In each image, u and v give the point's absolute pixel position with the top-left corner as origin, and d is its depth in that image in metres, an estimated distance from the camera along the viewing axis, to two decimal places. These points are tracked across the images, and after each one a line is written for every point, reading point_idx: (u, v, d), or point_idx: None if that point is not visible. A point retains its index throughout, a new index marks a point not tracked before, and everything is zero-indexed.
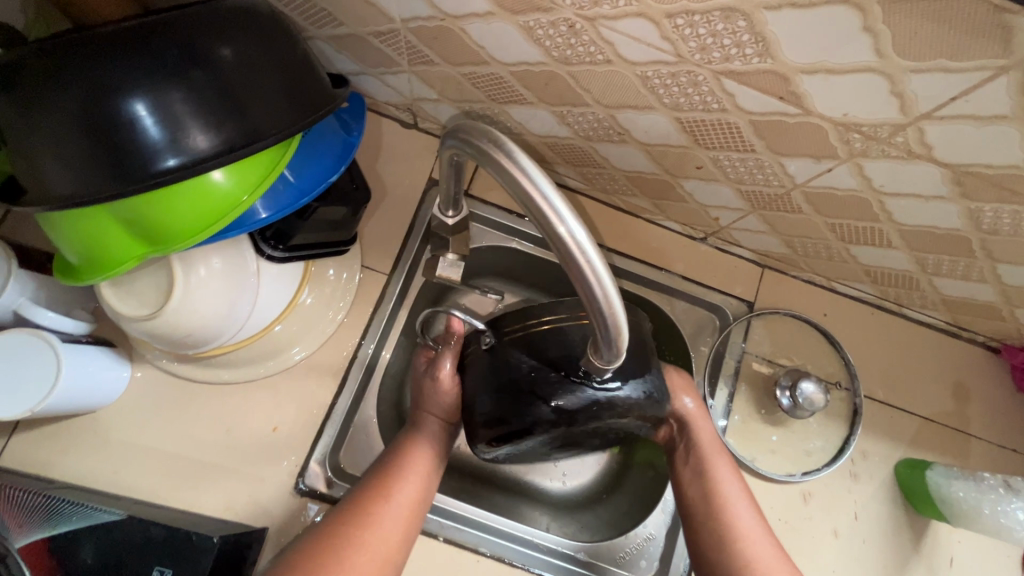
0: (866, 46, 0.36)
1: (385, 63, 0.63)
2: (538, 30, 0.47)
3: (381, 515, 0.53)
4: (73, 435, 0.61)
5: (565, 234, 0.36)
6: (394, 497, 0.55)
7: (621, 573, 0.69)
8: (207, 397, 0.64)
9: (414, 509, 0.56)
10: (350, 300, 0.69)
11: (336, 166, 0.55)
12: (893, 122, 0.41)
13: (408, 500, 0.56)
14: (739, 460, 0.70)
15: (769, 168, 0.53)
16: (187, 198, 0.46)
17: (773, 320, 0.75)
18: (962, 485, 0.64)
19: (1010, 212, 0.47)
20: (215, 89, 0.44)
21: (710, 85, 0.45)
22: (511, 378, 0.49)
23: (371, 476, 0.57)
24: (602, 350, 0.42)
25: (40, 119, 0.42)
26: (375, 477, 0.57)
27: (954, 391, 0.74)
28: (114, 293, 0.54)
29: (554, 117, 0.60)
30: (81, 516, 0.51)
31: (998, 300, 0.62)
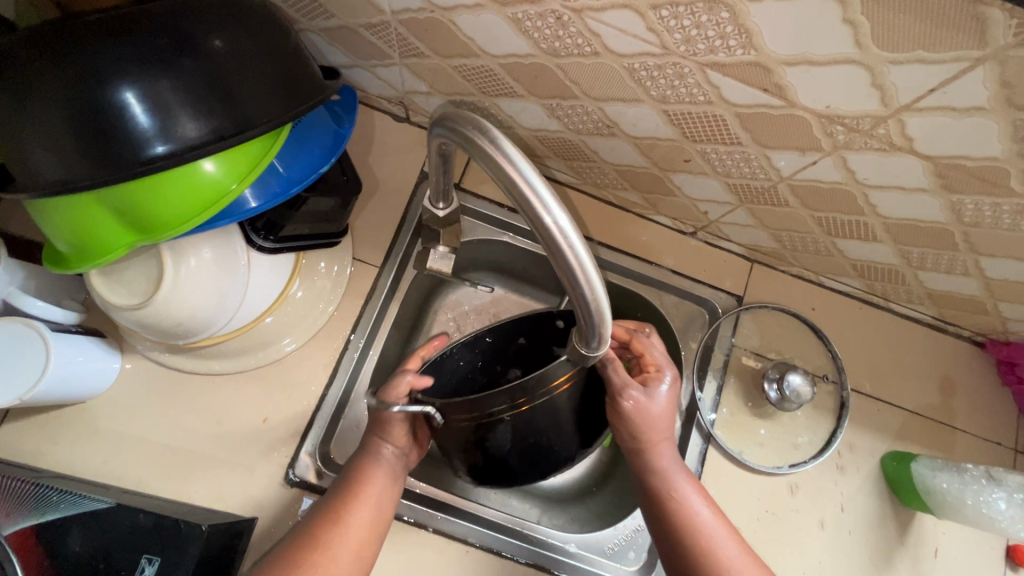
0: (845, 36, 0.36)
1: (376, 56, 0.63)
2: (527, 22, 0.47)
3: (328, 552, 0.52)
4: (63, 425, 0.62)
5: (549, 223, 0.37)
6: (346, 526, 0.53)
7: (610, 565, 0.69)
8: (198, 389, 0.65)
9: (366, 544, 0.54)
10: (340, 293, 0.69)
11: (327, 157, 0.55)
12: (874, 113, 0.42)
13: (357, 533, 0.54)
14: (727, 451, 0.70)
15: (755, 161, 0.54)
16: (177, 188, 0.46)
17: (761, 314, 0.75)
18: (946, 477, 0.65)
19: (992, 205, 0.48)
20: (205, 77, 0.45)
21: (696, 77, 0.45)
22: (483, 448, 0.49)
23: (321, 509, 0.55)
24: (587, 338, 0.42)
25: (29, 106, 0.42)
26: (329, 508, 0.55)
27: (940, 385, 0.75)
28: (103, 282, 0.54)
29: (543, 110, 0.60)
30: (69, 504, 0.51)
31: (981, 294, 0.63)
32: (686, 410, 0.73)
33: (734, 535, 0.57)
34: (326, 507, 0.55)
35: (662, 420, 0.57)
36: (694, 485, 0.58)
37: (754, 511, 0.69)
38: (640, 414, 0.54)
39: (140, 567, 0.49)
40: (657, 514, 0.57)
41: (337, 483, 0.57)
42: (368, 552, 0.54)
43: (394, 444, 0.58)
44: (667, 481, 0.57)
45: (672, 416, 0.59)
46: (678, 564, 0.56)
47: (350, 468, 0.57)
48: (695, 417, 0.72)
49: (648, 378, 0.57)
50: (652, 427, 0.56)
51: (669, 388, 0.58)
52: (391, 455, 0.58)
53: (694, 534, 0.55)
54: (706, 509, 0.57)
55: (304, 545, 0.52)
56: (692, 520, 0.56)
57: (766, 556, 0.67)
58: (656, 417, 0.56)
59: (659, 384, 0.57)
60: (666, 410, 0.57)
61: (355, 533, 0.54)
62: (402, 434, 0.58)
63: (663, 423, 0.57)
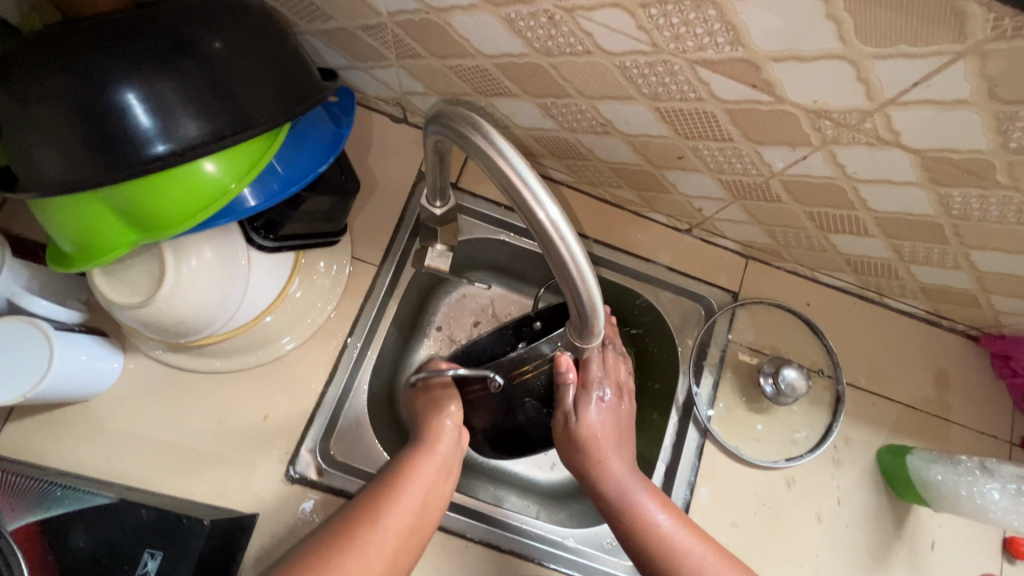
0: (830, 32, 0.37)
1: (373, 57, 0.64)
2: (520, 22, 0.48)
3: (363, 548, 0.52)
4: (67, 424, 0.62)
5: (544, 218, 0.38)
6: (384, 521, 0.54)
7: (609, 559, 0.70)
8: (200, 387, 0.65)
9: (402, 547, 0.54)
10: (340, 292, 0.70)
11: (326, 156, 0.56)
12: (861, 108, 0.43)
13: (396, 529, 0.54)
14: (723, 447, 0.71)
15: (746, 157, 0.54)
16: (179, 188, 0.47)
17: (756, 310, 0.76)
18: (941, 468, 0.65)
19: (980, 197, 0.48)
20: (205, 79, 0.46)
21: (686, 75, 0.46)
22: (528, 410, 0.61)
23: (368, 492, 0.56)
24: (582, 331, 0.44)
25: (33, 108, 0.43)
26: (367, 504, 0.55)
27: (935, 378, 0.75)
28: (106, 281, 0.55)
29: (538, 110, 0.61)
30: (73, 499, 0.52)
31: (973, 287, 0.64)
32: (683, 405, 0.74)
33: (715, 548, 0.57)
34: (374, 490, 0.56)
35: (596, 437, 0.58)
36: (654, 494, 0.59)
37: (751, 505, 0.70)
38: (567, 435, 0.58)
39: (143, 562, 0.50)
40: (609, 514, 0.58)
41: (389, 469, 0.59)
42: (402, 557, 0.54)
43: (454, 422, 0.62)
44: (619, 495, 0.58)
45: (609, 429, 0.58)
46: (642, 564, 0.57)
47: (406, 453, 0.60)
48: (692, 412, 0.73)
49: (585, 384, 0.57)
50: (581, 447, 0.58)
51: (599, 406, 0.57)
52: (448, 443, 0.61)
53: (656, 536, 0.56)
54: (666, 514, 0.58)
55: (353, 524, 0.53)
56: (649, 524, 0.57)
57: (763, 549, 0.68)
58: (587, 438, 0.57)
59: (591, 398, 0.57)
60: (601, 424, 0.58)
61: (394, 530, 0.54)
62: (459, 413, 0.63)
63: (601, 444, 0.58)
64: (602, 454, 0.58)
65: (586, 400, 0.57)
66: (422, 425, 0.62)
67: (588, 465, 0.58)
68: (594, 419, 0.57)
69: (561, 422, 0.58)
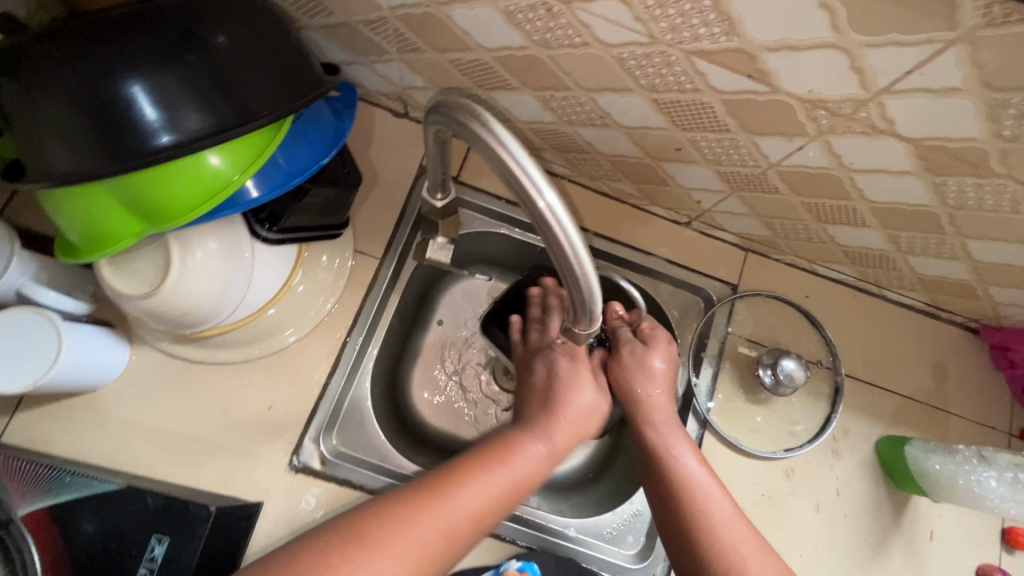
0: (823, 22, 0.38)
1: (374, 51, 0.65)
2: (519, 15, 0.49)
3: (420, 522, 0.45)
4: (74, 413, 0.63)
5: (543, 207, 0.39)
6: (453, 497, 0.47)
7: (610, 549, 0.70)
8: (204, 377, 0.66)
9: (464, 531, 0.47)
10: (342, 284, 0.71)
11: (328, 149, 0.57)
12: (855, 97, 0.43)
13: (463, 511, 0.47)
14: (723, 438, 0.72)
15: (744, 148, 0.55)
16: (183, 178, 0.48)
17: (755, 302, 0.77)
18: (939, 458, 0.66)
19: (974, 186, 0.49)
20: (209, 72, 0.46)
21: (683, 66, 0.47)
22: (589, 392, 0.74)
23: (449, 462, 0.50)
24: (578, 314, 0.46)
25: (41, 100, 0.44)
26: (438, 476, 0.49)
27: (934, 370, 0.76)
28: (112, 271, 0.55)
29: (538, 102, 0.62)
30: (81, 485, 0.53)
31: (971, 278, 0.64)
32: (682, 397, 0.74)
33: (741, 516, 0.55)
34: (466, 455, 0.51)
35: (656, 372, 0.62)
36: (692, 446, 0.59)
37: (751, 495, 0.70)
38: (629, 368, 0.62)
39: (150, 547, 0.51)
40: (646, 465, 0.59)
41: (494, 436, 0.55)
42: (461, 541, 0.46)
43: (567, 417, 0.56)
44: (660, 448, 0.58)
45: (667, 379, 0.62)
46: (677, 536, 0.55)
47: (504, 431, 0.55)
48: (691, 404, 0.73)
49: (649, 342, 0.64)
50: (641, 378, 0.62)
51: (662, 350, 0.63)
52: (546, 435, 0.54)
53: (681, 485, 0.55)
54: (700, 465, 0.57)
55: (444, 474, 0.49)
56: (681, 473, 0.56)
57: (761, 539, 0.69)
58: (647, 372, 0.62)
59: (654, 354, 0.62)
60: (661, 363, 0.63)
61: (462, 509, 0.47)
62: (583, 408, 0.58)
63: (654, 378, 0.62)
64: (651, 395, 0.61)
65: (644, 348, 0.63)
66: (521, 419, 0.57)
67: (636, 394, 0.61)
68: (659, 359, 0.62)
69: (630, 355, 0.62)
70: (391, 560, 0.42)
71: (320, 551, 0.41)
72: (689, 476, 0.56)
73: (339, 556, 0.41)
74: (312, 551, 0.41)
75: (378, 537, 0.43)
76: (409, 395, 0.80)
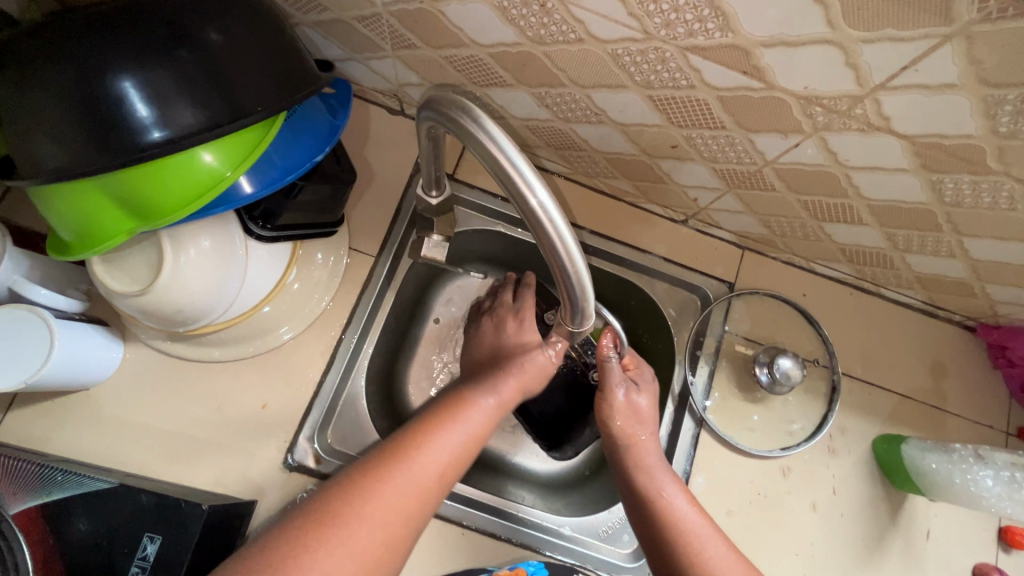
0: (818, 17, 0.37)
1: (369, 48, 0.64)
2: (513, 10, 0.48)
3: (382, 489, 0.45)
4: (68, 411, 0.63)
5: (535, 206, 0.39)
6: (413, 463, 0.48)
7: (605, 547, 0.70)
8: (200, 375, 0.66)
9: (426, 494, 0.47)
10: (338, 281, 0.71)
11: (322, 146, 0.57)
12: (851, 93, 0.43)
13: (425, 476, 0.48)
14: (721, 437, 0.71)
15: (740, 145, 0.55)
16: (173, 175, 0.48)
17: (752, 300, 0.76)
18: (936, 457, 0.66)
19: (971, 183, 0.48)
20: (202, 69, 0.46)
21: (677, 62, 0.46)
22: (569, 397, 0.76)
23: (407, 426, 0.52)
24: (573, 312, 0.46)
25: (33, 97, 0.43)
26: (397, 442, 0.49)
27: (931, 368, 0.76)
28: (105, 269, 0.55)
29: (533, 99, 0.62)
30: (73, 483, 0.53)
31: (968, 277, 0.64)
32: (679, 395, 0.75)
33: (735, 554, 0.55)
34: (421, 419, 0.52)
35: (645, 416, 0.64)
36: (679, 485, 0.60)
37: (746, 494, 0.70)
38: (616, 413, 0.63)
39: (142, 545, 0.51)
40: (635, 507, 0.60)
41: (442, 399, 0.56)
42: (425, 506, 0.47)
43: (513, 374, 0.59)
44: (649, 483, 0.59)
45: (648, 416, 0.65)
46: (666, 564, 0.56)
47: (456, 392, 0.57)
48: (688, 403, 0.73)
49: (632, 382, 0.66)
50: (626, 421, 0.64)
51: (645, 394, 0.65)
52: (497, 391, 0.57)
53: (672, 530, 0.56)
54: (689, 503, 0.58)
55: (399, 446, 0.49)
56: (671, 513, 0.57)
57: (756, 537, 0.69)
58: (637, 416, 0.64)
59: (635, 392, 0.65)
60: (647, 411, 0.65)
61: (423, 472, 0.48)
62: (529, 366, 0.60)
63: (643, 421, 0.64)
64: (637, 435, 0.63)
65: (627, 388, 0.64)
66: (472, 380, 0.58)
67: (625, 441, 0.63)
68: (644, 403, 0.65)
69: (614, 395, 0.64)
70: (356, 528, 0.42)
71: (291, 536, 0.41)
72: (680, 519, 0.57)
73: (311, 536, 0.41)
74: (286, 536, 0.41)
75: (343, 508, 0.43)
76: (405, 394, 0.80)
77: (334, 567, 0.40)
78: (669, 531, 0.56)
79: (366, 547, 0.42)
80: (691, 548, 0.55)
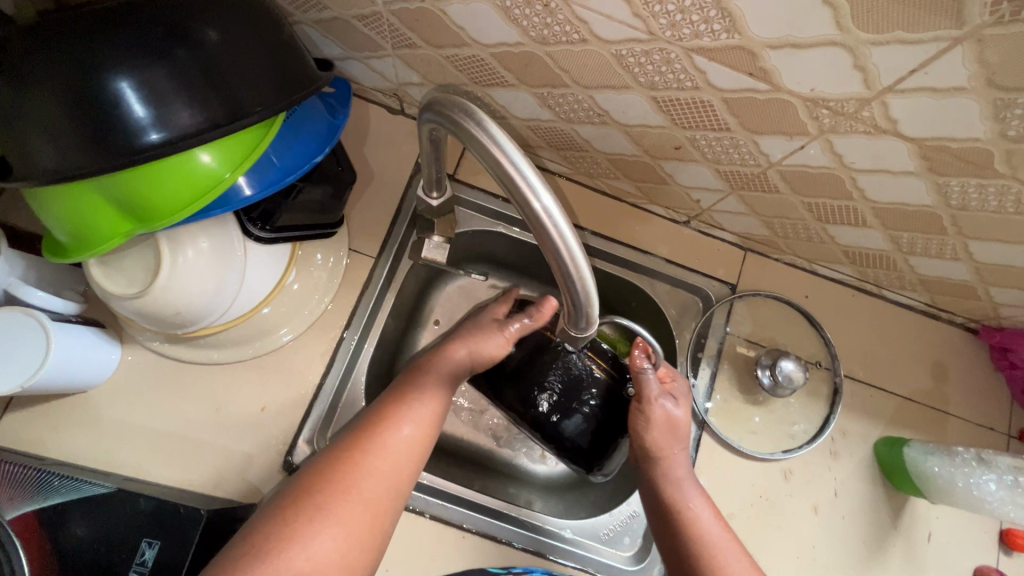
0: (827, 19, 0.37)
1: (369, 47, 0.64)
2: (516, 10, 0.48)
3: (356, 474, 0.51)
4: (64, 414, 0.63)
5: (539, 209, 0.38)
6: (381, 450, 0.54)
7: (606, 550, 0.70)
8: (198, 377, 0.66)
9: (396, 474, 0.54)
10: (338, 283, 0.70)
11: (321, 147, 0.56)
12: (859, 96, 0.43)
13: (391, 458, 0.54)
14: (723, 440, 0.71)
15: (744, 147, 0.54)
16: (172, 176, 0.47)
17: (755, 302, 0.76)
18: (938, 460, 0.66)
19: (978, 186, 0.48)
20: (199, 68, 0.45)
21: (682, 63, 0.46)
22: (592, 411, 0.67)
23: (373, 411, 0.58)
24: (575, 317, 0.45)
25: (27, 98, 0.43)
26: (365, 428, 0.55)
27: (933, 370, 0.75)
28: (102, 271, 0.54)
29: (535, 100, 0.61)
30: (70, 488, 0.52)
31: (972, 279, 0.63)
32: None
33: (751, 566, 0.57)
34: (384, 403, 0.58)
35: (681, 428, 0.65)
36: (704, 495, 0.62)
37: (747, 497, 0.70)
38: (655, 425, 0.64)
39: (141, 550, 0.50)
40: (659, 517, 0.61)
41: (402, 379, 0.62)
42: (397, 483, 0.54)
43: (468, 353, 0.65)
44: (674, 491, 0.61)
45: (682, 428, 0.65)
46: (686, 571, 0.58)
47: (415, 372, 0.63)
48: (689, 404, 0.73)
49: (669, 393, 0.66)
50: (663, 434, 0.64)
51: (682, 404, 0.66)
52: (448, 370, 0.64)
53: (695, 540, 0.58)
54: (712, 515, 0.60)
55: (367, 431, 0.55)
56: (693, 523, 0.59)
57: (757, 540, 0.68)
58: (672, 428, 0.64)
59: (672, 404, 0.65)
60: (682, 421, 0.65)
61: (389, 454, 0.54)
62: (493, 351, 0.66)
63: (676, 434, 0.65)
64: (670, 448, 0.64)
65: (667, 400, 0.65)
66: (429, 361, 0.64)
67: (656, 451, 0.64)
68: (681, 413, 0.65)
69: (655, 408, 0.64)
70: (335, 511, 0.49)
71: (275, 523, 0.47)
72: (703, 531, 0.59)
73: (295, 520, 0.47)
74: (272, 522, 0.47)
75: (320, 496, 0.49)
76: None
77: (320, 545, 0.47)
78: (692, 543, 0.58)
79: (348, 527, 0.49)
80: (712, 559, 0.57)
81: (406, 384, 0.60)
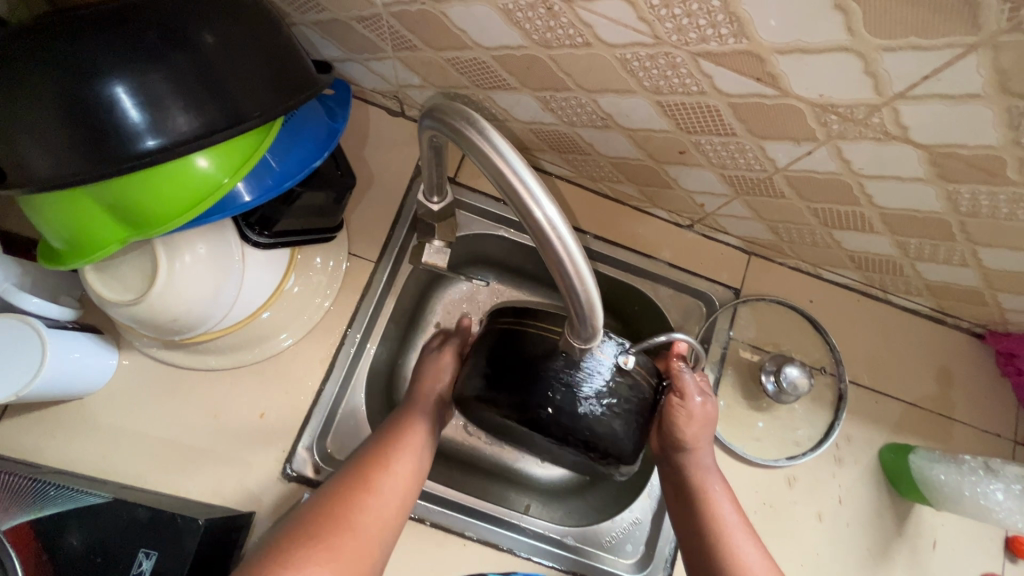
0: (837, 24, 0.36)
1: (369, 49, 0.63)
2: (518, 13, 0.47)
3: (351, 513, 0.52)
4: (61, 421, 0.62)
5: (541, 217, 0.37)
6: (375, 489, 0.55)
7: (609, 557, 0.69)
8: (196, 384, 0.65)
9: (388, 513, 0.54)
10: (337, 287, 0.69)
11: (320, 151, 0.55)
12: (869, 102, 0.42)
13: (385, 497, 0.55)
14: (727, 447, 0.70)
15: (750, 152, 0.53)
16: (169, 182, 0.46)
17: (759, 306, 0.75)
18: (944, 468, 0.65)
19: (989, 193, 0.47)
20: (195, 72, 0.44)
21: (688, 67, 0.45)
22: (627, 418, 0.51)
23: (364, 450, 0.59)
24: (579, 328, 0.44)
25: (19, 104, 0.42)
26: (358, 466, 0.56)
27: (938, 375, 0.75)
28: (98, 278, 0.54)
29: (537, 103, 0.60)
30: (65, 499, 0.51)
31: (979, 285, 0.63)
32: None
33: (768, 561, 0.57)
34: (375, 442, 0.60)
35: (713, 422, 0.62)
36: (726, 488, 0.62)
37: (752, 503, 0.69)
38: (694, 420, 0.60)
39: (137, 561, 0.49)
40: (682, 504, 0.62)
41: (390, 420, 0.63)
42: (389, 522, 0.54)
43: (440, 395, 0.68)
44: (699, 480, 0.61)
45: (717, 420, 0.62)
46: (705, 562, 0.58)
47: (401, 414, 0.64)
48: None
49: (704, 389, 0.62)
50: (699, 429, 0.61)
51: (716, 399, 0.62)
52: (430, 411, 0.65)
53: (716, 534, 0.58)
54: (734, 510, 0.60)
55: (360, 470, 0.56)
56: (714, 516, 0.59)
57: None
58: (705, 423, 0.61)
59: (708, 398, 0.61)
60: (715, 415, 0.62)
61: (382, 493, 0.55)
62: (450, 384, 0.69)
63: (706, 429, 0.61)
64: (704, 441, 0.61)
65: (707, 396, 0.61)
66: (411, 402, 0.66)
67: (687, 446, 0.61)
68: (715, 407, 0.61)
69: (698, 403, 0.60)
70: (331, 550, 0.49)
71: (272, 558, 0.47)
72: (723, 525, 0.59)
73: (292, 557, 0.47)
74: (268, 559, 0.47)
75: (317, 534, 0.49)
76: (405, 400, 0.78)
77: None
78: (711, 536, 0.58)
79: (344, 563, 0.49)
80: (729, 553, 0.57)
81: (399, 418, 0.63)
